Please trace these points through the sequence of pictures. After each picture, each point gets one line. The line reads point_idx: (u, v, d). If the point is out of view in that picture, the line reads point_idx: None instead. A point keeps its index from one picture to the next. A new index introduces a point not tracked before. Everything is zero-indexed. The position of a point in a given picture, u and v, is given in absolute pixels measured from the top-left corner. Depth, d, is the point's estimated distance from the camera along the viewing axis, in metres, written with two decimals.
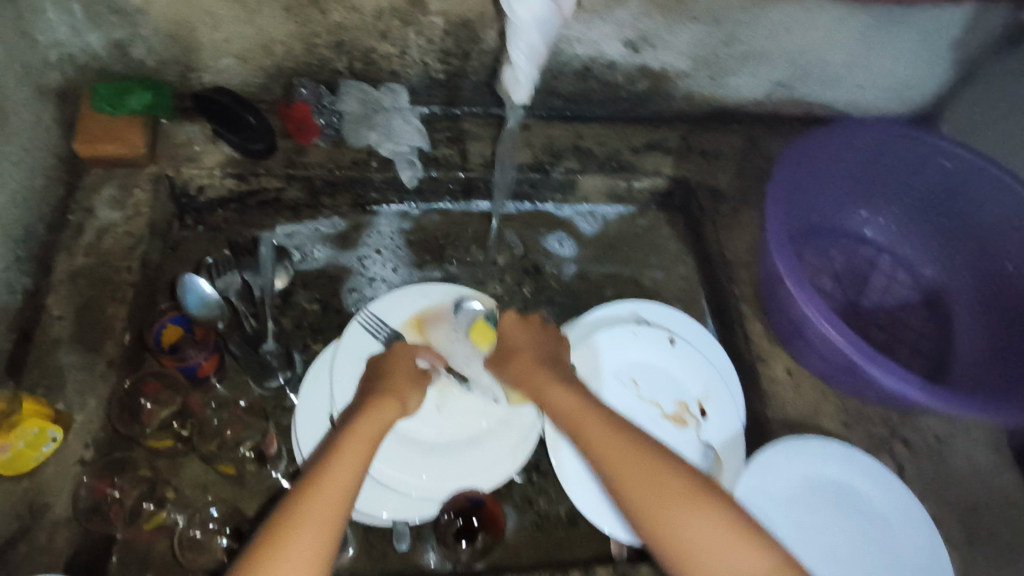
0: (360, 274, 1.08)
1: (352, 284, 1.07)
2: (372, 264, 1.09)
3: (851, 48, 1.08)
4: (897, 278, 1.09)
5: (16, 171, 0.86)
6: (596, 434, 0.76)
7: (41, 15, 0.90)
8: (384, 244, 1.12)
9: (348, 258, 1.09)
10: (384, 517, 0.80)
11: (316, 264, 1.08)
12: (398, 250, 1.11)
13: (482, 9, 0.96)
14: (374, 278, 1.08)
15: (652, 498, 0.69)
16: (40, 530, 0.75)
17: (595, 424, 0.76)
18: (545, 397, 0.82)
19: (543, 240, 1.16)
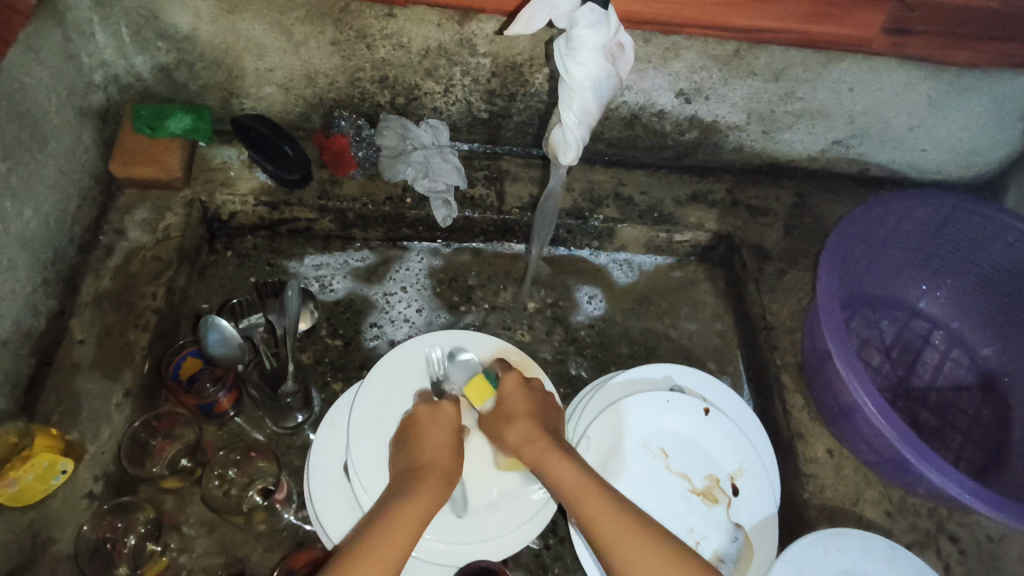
0: (383, 311, 1.05)
1: (375, 320, 1.04)
2: (396, 302, 1.06)
3: (916, 111, 1.02)
4: (951, 357, 1.02)
5: (51, 192, 0.85)
6: (602, 522, 0.69)
7: (90, 36, 0.90)
8: (410, 282, 1.09)
9: (372, 293, 1.06)
10: None
11: (335, 296, 1.05)
12: (424, 288, 1.08)
13: (532, 54, 0.93)
14: (397, 316, 1.05)
15: None
16: (41, 566, 0.72)
17: (597, 505, 0.70)
18: (544, 469, 0.74)
19: (574, 292, 1.11)
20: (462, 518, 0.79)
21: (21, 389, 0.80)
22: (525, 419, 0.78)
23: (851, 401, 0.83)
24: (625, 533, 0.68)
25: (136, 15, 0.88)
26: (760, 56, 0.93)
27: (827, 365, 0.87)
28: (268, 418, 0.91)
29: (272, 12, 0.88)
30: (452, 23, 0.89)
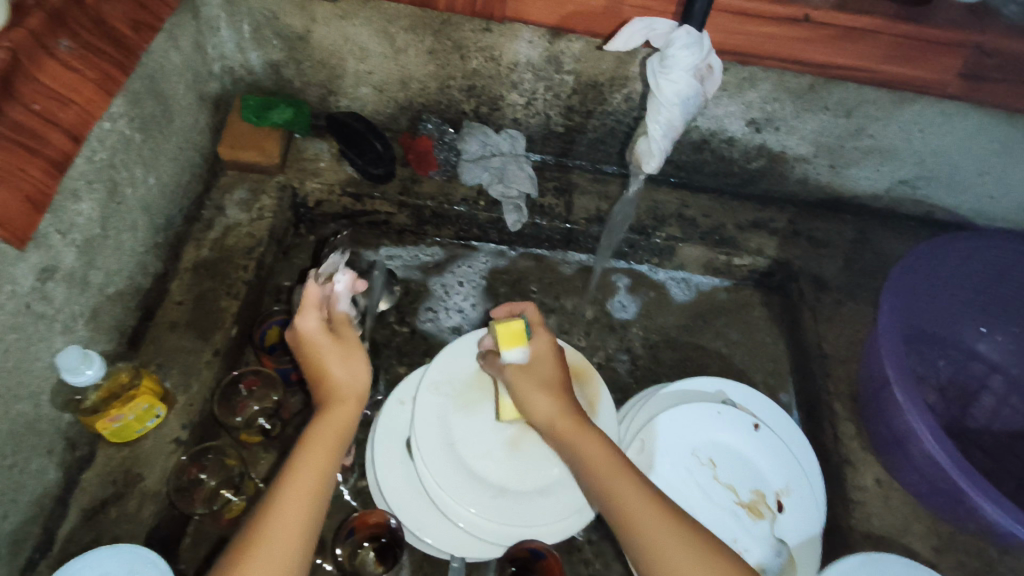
0: (440, 300, 1.12)
1: (430, 304, 1.11)
2: (454, 294, 1.13)
3: (986, 156, 1.04)
4: (1010, 403, 1.01)
5: (170, 166, 0.94)
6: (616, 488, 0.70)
7: (216, 31, 1.00)
8: (469, 278, 1.15)
9: (432, 283, 1.13)
10: (427, 542, 0.82)
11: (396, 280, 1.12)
12: (481, 285, 1.14)
13: (613, 74, 0.99)
14: (451, 307, 1.11)
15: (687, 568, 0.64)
16: (131, 499, 0.79)
17: (627, 483, 0.70)
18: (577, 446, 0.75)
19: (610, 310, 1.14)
20: (513, 501, 0.84)
21: (126, 339, 0.88)
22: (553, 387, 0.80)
23: (905, 430, 0.84)
24: (644, 508, 0.68)
25: (260, 14, 0.98)
26: (834, 92, 0.98)
27: (883, 394, 0.89)
28: None
29: (380, 20, 0.96)
30: (543, 40, 0.96)
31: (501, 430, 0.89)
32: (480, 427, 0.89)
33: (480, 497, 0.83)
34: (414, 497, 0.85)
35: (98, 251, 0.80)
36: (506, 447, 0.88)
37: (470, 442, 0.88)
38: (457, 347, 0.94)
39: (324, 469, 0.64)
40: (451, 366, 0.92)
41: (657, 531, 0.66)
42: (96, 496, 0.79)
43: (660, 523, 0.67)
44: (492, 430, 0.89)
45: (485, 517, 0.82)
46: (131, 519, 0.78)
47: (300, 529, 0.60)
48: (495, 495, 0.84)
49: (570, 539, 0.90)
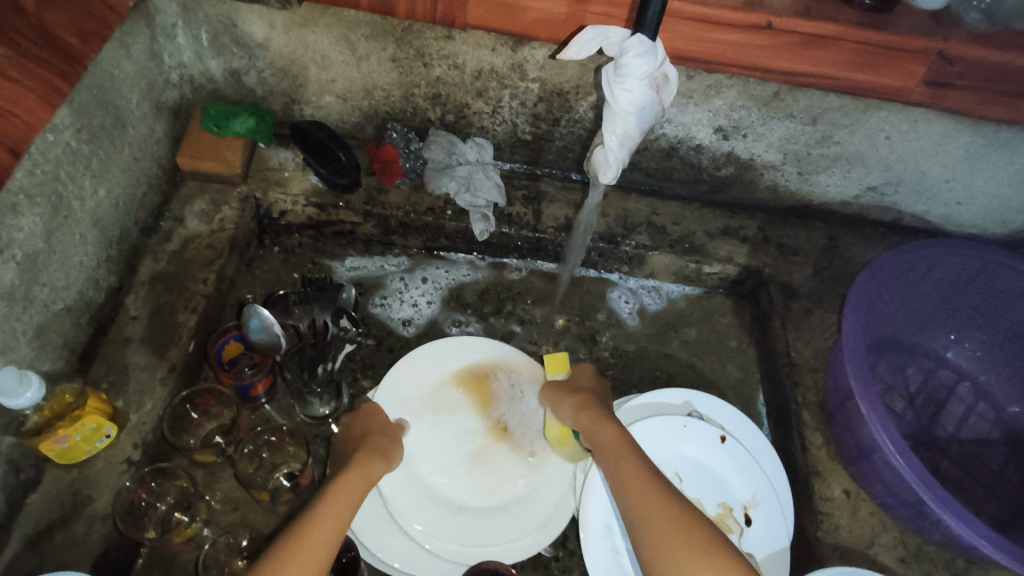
0: (396, 291, 1.11)
1: (383, 295, 1.11)
2: (413, 289, 1.12)
3: (953, 163, 1.04)
4: (977, 411, 1.01)
5: (124, 178, 0.92)
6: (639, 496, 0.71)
7: (173, 39, 0.98)
8: (432, 278, 1.14)
9: (389, 276, 1.13)
10: (394, 566, 0.78)
11: (354, 275, 1.12)
12: (444, 290, 1.13)
13: (579, 82, 0.98)
14: (408, 300, 1.11)
15: (666, 533, 0.66)
16: (79, 522, 0.77)
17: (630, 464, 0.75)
18: (594, 431, 0.80)
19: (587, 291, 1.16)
20: (471, 519, 0.84)
21: (77, 356, 0.86)
22: (591, 400, 0.86)
23: (870, 442, 0.83)
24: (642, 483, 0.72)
25: (217, 22, 0.96)
26: (799, 99, 0.97)
27: (848, 404, 0.88)
28: (297, 407, 0.96)
29: (340, 28, 0.94)
30: (506, 48, 0.94)
31: (459, 446, 0.89)
32: (438, 443, 0.89)
33: (441, 520, 0.83)
34: (375, 516, 0.81)
35: (43, 267, 0.78)
36: (465, 463, 0.88)
37: (428, 457, 0.87)
38: (416, 359, 0.93)
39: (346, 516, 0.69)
40: (410, 379, 0.92)
41: (670, 533, 0.66)
42: (42, 520, 0.77)
43: (651, 497, 0.70)
44: (452, 446, 0.89)
45: (443, 536, 0.81)
46: (78, 545, 0.76)
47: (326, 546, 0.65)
48: (459, 516, 0.83)
49: (537, 555, 0.89)
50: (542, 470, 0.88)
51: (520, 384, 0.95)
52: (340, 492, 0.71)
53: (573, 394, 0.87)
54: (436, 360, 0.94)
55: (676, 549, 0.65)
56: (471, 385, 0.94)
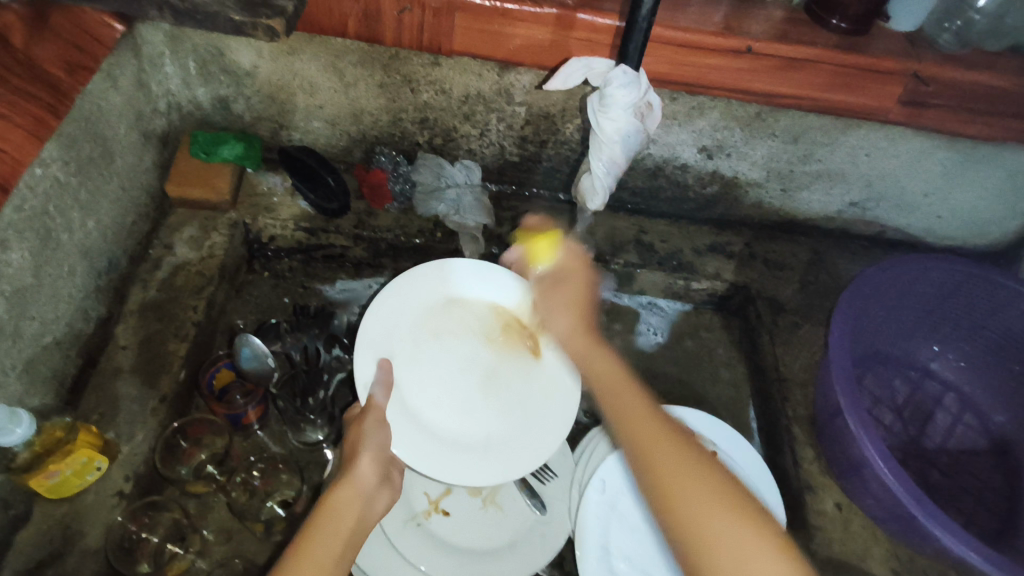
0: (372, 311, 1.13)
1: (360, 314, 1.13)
2: None
3: (930, 179, 1.07)
4: (963, 422, 1.02)
5: (112, 208, 0.92)
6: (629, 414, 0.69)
7: (160, 68, 0.98)
8: None
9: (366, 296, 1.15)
10: None
11: (340, 296, 1.14)
12: None
13: (565, 105, 1.00)
14: None
15: (668, 464, 0.63)
16: (70, 558, 0.76)
17: (616, 388, 0.72)
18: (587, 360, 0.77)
19: None
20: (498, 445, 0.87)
21: (66, 389, 0.85)
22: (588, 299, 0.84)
23: (859, 457, 0.84)
24: (633, 406, 0.69)
25: (204, 51, 0.96)
26: (780, 119, 0.99)
27: (836, 419, 0.89)
28: (291, 434, 0.95)
29: (327, 55, 0.95)
30: (492, 73, 0.96)
31: (462, 378, 0.92)
32: (442, 379, 0.91)
33: (438, 551, 0.83)
34: (375, 542, 0.82)
35: (31, 301, 0.77)
36: (476, 395, 0.91)
37: (437, 396, 0.89)
38: (391, 296, 0.92)
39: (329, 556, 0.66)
40: (393, 321, 0.91)
41: (669, 462, 0.63)
42: (31, 558, 0.76)
43: (646, 427, 0.67)
44: (455, 379, 0.92)
45: (487, 478, 0.83)
46: None
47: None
48: (457, 540, 0.86)
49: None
50: (542, 492, 0.91)
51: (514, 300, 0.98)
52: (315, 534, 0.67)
53: (556, 287, 0.86)
54: (417, 295, 0.94)
55: (690, 490, 0.60)
56: (461, 313, 0.96)
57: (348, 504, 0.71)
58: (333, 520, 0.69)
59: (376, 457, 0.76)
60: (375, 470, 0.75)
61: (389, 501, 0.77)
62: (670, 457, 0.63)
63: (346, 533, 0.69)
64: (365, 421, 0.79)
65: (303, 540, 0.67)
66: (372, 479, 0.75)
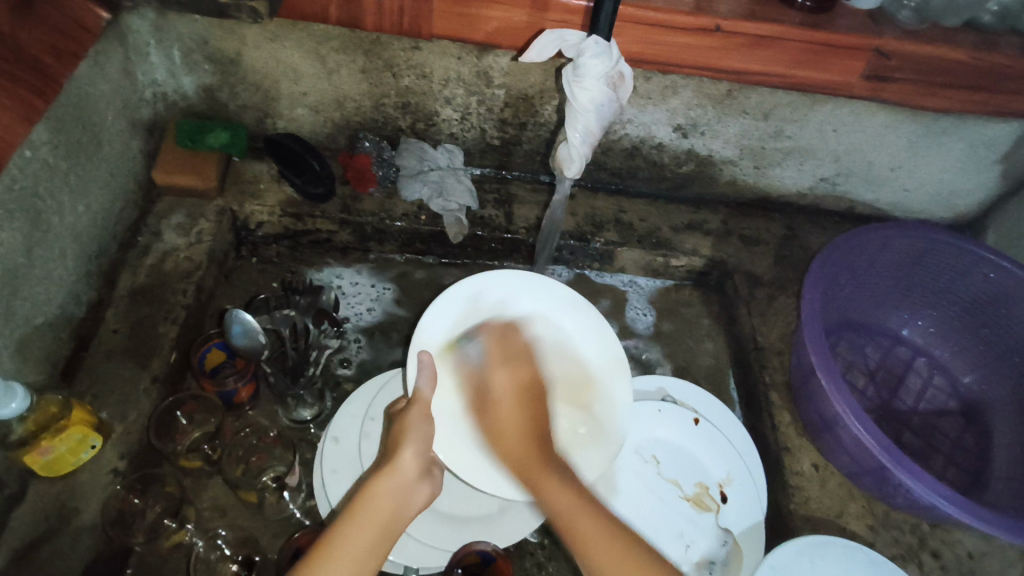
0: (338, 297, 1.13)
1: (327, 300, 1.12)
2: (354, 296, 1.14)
3: (896, 152, 1.11)
4: (934, 384, 1.06)
5: (101, 193, 0.93)
6: (574, 519, 0.70)
7: (146, 58, 1.00)
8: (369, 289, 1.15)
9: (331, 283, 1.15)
10: (388, 558, 0.81)
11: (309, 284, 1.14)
12: (390, 297, 1.14)
13: (543, 86, 1.03)
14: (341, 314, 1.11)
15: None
16: (66, 534, 0.77)
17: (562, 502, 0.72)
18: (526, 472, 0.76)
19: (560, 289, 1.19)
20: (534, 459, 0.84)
21: (59, 370, 0.87)
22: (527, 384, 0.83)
23: (833, 414, 0.88)
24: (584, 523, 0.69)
25: (189, 39, 0.98)
26: (750, 96, 1.03)
27: (811, 380, 0.92)
28: (280, 410, 0.97)
29: (310, 42, 0.98)
30: (471, 56, 0.99)
31: None
32: None
33: (430, 522, 0.85)
34: None
35: (23, 281, 0.79)
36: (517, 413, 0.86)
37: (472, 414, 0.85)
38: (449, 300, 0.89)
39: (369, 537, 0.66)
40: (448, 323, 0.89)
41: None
42: (28, 534, 0.77)
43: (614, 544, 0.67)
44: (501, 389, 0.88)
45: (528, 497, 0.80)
46: (65, 556, 0.76)
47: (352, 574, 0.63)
48: (449, 507, 0.87)
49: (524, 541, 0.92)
50: None
51: (571, 315, 0.92)
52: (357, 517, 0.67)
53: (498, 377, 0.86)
54: (477, 298, 0.91)
55: None
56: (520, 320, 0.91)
57: (388, 493, 0.70)
58: (373, 506, 0.69)
59: (421, 450, 0.75)
60: (417, 461, 0.74)
61: (432, 491, 0.75)
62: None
63: (388, 514, 0.69)
64: (408, 413, 0.78)
65: (347, 520, 0.67)
66: (414, 470, 0.74)
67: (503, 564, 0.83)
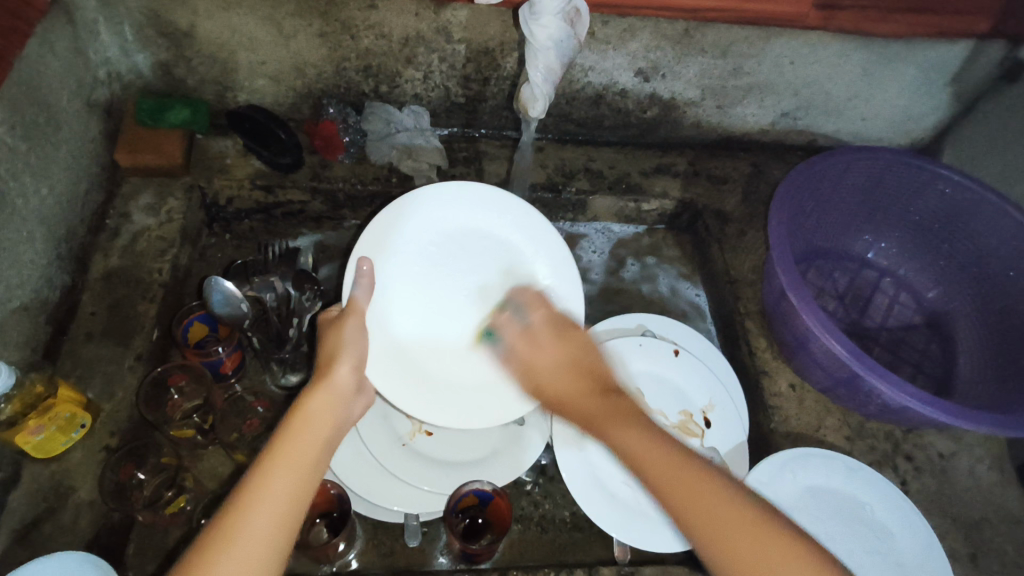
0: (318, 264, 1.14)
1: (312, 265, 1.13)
2: (333, 263, 1.14)
3: (852, 82, 1.13)
4: (900, 300, 1.11)
5: (64, 176, 0.92)
6: (641, 452, 0.62)
7: (96, 35, 0.98)
8: (349, 255, 1.16)
9: (306, 242, 1.16)
10: (395, 509, 0.83)
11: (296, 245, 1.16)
12: None
13: (502, 39, 1.03)
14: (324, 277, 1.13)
15: (716, 521, 0.57)
16: (65, 511, 0.78)
17: (653, 450, 0.62)
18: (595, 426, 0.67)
19: None
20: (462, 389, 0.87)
21: (40, 355, 0.86)
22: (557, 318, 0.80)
23: (805, 332, 0.91)
24: (659, 459, 0.61)
25: (139, 14, 0.97)
26: (708, 34, 1.04)
27: (783, 302, 0.95)
28: (267, 378, 0.99)
29: (263, 8, 0.97)
30: (428, 12, 0.99)
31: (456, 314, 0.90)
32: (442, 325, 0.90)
33: (430, 471, 0.87)
34: (361, 461, 0.86)
35: None
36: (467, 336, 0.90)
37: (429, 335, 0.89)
38: (392, 224, 0.87)
39: (311, 466, 0.59)
40: (392, 239, 0.88)
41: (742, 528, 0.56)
42: (26, 514, 0.77)
43: (687, 478, 0.60)
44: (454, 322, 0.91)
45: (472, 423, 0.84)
46: (66, 532, 0.76)
47: (288, 513, 0.55)
48: (446, 455, 0.90)
49: (520, 481, 0.95)
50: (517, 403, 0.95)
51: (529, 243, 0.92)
52: (294, 443, 0.59)
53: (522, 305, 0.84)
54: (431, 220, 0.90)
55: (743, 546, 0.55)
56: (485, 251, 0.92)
57: (326, 410, 0.63)
58: (309, 429, 0.61)
59: (357, 364, 0.69)
60: (353, 375, 0.68)
61: (364, 407, 0.71)
62: (707, 510, 0.58)
63: (328, 435, 0.62)
64: (345, 321, 0.71)
65: (281, 444, 0.59)
66: (351, 384, 0.67)
67: (501, 500, 0.84)
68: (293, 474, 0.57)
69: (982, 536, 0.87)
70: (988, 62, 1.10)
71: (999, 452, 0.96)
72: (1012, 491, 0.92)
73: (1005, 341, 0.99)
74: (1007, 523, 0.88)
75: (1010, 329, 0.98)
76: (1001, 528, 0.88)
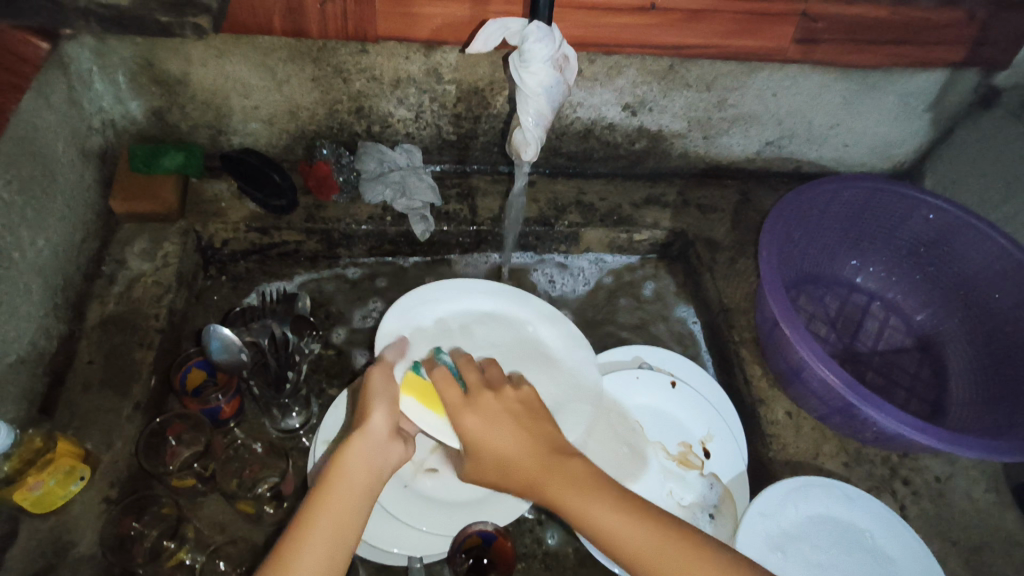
0: (315, 303, 1.14)
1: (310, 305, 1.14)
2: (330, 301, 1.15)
3: (834, 110, 1.16)
4: (890, 324, 1.13)
5: (60, 226, 0.92)
6: (591, 518, 0.63)
7: (90, 85, 0.99)
8: (345, 293, 1.16)
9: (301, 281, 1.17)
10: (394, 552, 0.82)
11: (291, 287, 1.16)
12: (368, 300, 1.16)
13: (491, 78, 1.05)
14: (321, 316, 1.13)
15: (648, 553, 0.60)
16: (65, 567, 0.77)
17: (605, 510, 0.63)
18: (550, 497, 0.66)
19: (532, 273, 1.22)
20: None
21: (37, 407, 0.86)
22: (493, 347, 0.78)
23: (799, 361, 0.93)
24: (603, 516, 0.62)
25: (133, 62, 0.98)
26: (692, 69, 1.06)
27: (775, 331, 0.97)
28: (268, 422, 0.99)
29: (257, 55, 0.98)
30: (418, 54, 1.01)
31: None
32: None
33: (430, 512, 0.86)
34: None
35: None
36: None
37: None
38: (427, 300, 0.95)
39: (346, 523, 0.61)
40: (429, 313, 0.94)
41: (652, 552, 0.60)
42: (26, 572, 0.76)
43: (614, 513, 0.63)
44: None
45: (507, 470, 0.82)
46: None
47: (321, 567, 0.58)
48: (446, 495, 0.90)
49: (522, 518, 0.94)
50: None
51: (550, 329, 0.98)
52: (331, 497, 0.62)
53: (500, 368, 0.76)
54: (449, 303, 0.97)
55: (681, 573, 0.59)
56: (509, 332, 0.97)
57: (362, 458, 0.65)
58: (344, 482, 0.63)
59: (391, 411, 0.70)
60: (389, 422, 0.69)
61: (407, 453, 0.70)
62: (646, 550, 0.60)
63: (362, 487, 0.63)
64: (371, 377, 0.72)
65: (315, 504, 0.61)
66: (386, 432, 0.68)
67: (504, 541, 0.85)
68: (327, 531, 0.60)
69: (983, 559, 0.88)
70: (965, 88, 1.13)
71: (995, 475, 0.97)
72: (1010, 514, 0.92)
73: (994, 363, 1.00)
74: (1007, 546, 0.89)
75: (999, 353, 1.00)
76: (1001, 551, 0.89)
